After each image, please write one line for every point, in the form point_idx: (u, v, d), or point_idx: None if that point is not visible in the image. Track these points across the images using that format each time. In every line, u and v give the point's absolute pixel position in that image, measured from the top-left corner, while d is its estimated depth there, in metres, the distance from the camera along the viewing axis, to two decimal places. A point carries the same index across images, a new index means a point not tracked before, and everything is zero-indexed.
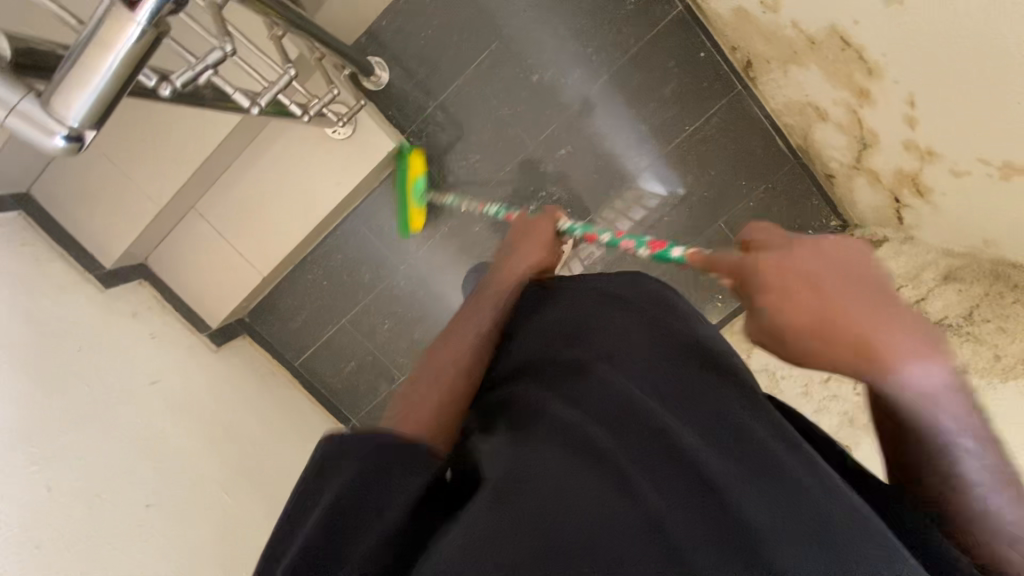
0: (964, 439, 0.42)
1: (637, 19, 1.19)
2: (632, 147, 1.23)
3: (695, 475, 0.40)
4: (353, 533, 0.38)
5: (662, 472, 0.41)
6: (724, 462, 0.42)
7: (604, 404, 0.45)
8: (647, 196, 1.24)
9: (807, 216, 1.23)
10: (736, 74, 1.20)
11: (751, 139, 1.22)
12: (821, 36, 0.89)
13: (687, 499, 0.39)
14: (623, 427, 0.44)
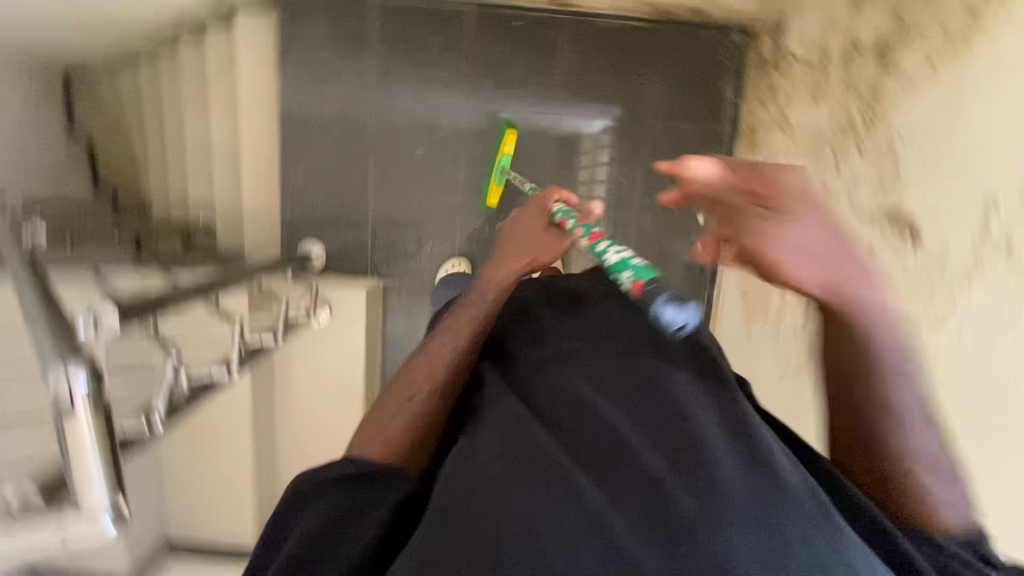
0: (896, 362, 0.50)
1: (447, 45, 1.23)
2: (544, 113, 1.25)
3: (642, 473, 0.45)
4: (322, 547, 0.49)
5: (613, 476, 0.45)
6: (664, 459, 0.46)
7: (561, 409, 0.52)
8: (595, 132, 1.25)
9: (712, 55, 1.20)
10: (554, 11, 1.21)
11: (614, 43, 1.21)
12: None
13: (634, 501, 0.44)
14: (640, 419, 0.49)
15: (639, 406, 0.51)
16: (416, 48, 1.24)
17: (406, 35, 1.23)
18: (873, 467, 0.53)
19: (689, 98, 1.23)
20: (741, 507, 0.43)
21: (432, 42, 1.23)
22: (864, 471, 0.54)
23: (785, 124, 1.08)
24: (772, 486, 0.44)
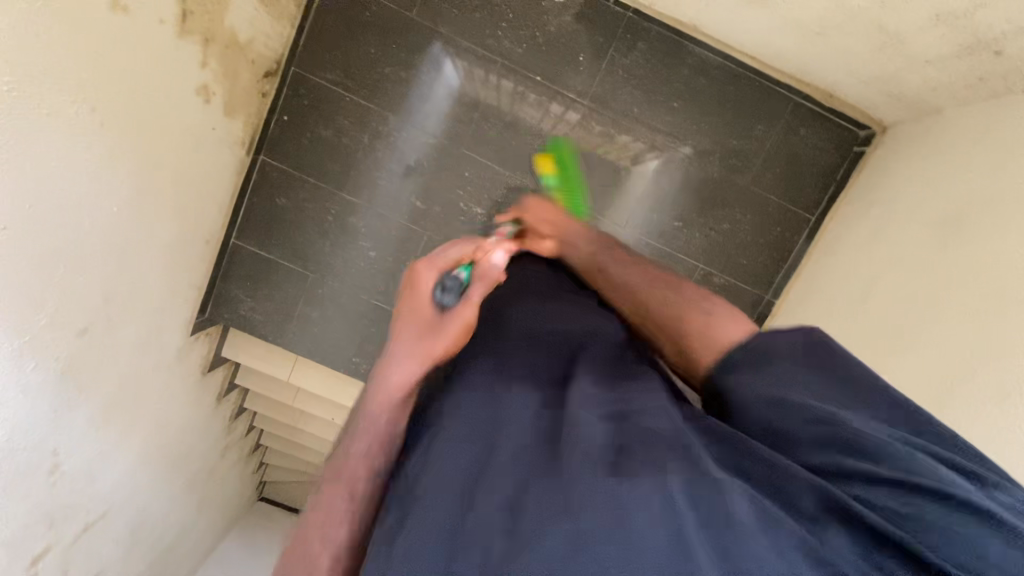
0: (682, 300, 0.64)
1: (287, 188, 1.25)
2: (407, 129, 1.23)
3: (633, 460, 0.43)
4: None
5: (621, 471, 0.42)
6: (621, 433, 0.46)
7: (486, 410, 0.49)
8: (458, 70, 1.20)
9: None
10: (286, 76, 1.19)
11: (331, 28, 1.17)
12: (208, 18, 0.89)
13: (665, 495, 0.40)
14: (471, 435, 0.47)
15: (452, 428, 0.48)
16: (280, 225, 1.27)
17: (264, 227, 1.28)
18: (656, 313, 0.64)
19: None
20: (590, 510, 0.38)
21: (280, 201, 1.26)
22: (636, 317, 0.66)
23: None
24: (615, 478, 0.41)
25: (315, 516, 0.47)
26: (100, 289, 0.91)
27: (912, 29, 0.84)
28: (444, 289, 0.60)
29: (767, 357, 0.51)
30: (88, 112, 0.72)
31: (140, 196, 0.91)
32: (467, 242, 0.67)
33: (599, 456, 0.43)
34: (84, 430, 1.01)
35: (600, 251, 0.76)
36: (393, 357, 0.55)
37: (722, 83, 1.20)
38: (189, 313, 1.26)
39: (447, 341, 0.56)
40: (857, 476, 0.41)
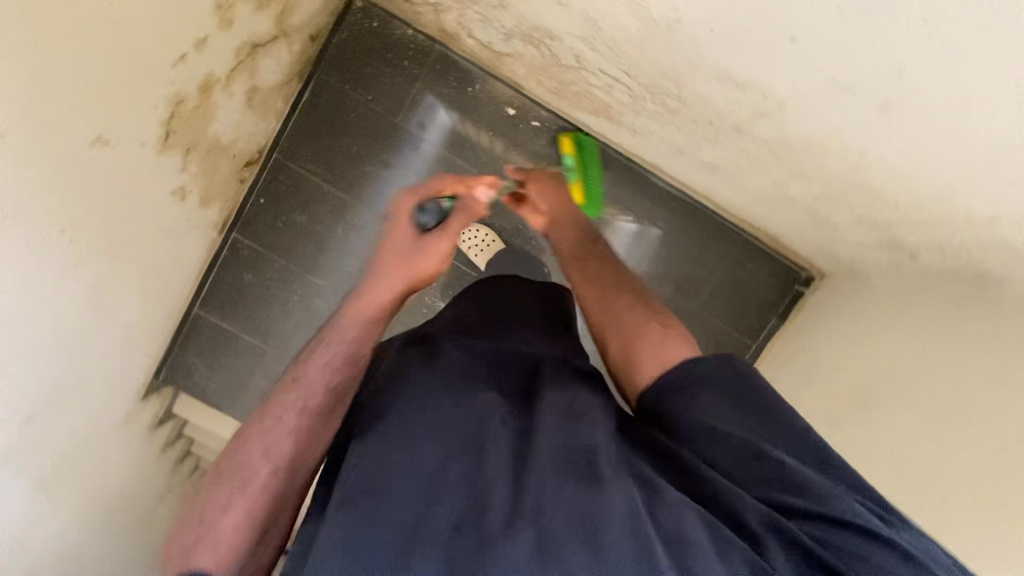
0: (640, 314, 0.76)
1: (258, 266, 1.28)
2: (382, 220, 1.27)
3: (590, 475, 0.58)
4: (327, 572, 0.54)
5: (582, 490, 0.56)
6: (580, 452, 0.60)
7: (483, 422, 0.62)
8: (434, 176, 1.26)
9: (386, 47, 1.19)
10: (267, 163, 1.22)
11: (316, 123, 1.22)
12: (193, 132, 0.92)
13: (622, 514, 0.54)
14: (449, 443, 0.59)
15: (458, 440, 0.60)
16: (246, 299, 1.30)
17: (230, 300, 1.29)
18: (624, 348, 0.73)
19: (392, 66, 1.20)
20: (563, 517, 0.54)
21: (250, 277, 1.28)
22: (598, 313, 0.79)
23: (437, 5, 0.96)
24: (588, 490, 0.56)
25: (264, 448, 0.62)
26: (50, 380, 0.92)
27: (841, 223, 0.93)
28: (423, 212, 0.80)
29: (715, 394, 0.63)
30: (48, 234, 0.73)
31: (100, 291, 0.92)
32: (454, 177, 0.85)
33: (574, 473, 0.58)
34: (37, 519, 1.00)
35: (584, 240, 0.93)
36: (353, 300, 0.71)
37: (680, 214, 1.28)
38: (142, 380, 1.26)
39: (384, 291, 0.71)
40: (801, 512, 0.55)
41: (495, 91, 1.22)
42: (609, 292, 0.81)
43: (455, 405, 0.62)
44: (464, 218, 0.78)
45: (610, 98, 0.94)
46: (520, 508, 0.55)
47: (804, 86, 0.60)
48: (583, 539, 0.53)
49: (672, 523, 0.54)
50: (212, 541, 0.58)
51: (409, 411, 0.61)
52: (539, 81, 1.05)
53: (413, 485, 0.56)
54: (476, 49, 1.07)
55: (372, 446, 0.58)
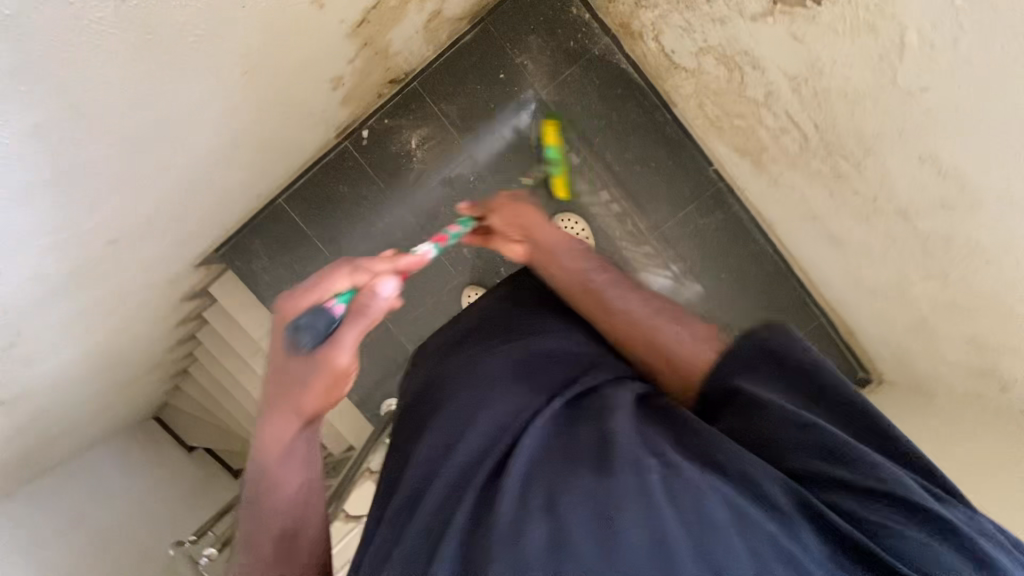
0: (661, 328, 0.68)
1: (356, 181, 1.27)
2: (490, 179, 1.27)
3: (602, 467, 0.47)
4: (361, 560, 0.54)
5: (589, 484, 0.46)
6: (593, 445, 0.51)
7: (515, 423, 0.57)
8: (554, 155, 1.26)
9: (558, 22, 1.21)
10: (406, 87, 1.23)
11: (465, 68, 1.23)
12: (376, 32, 0.92)
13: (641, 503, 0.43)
14: (483, 435, 0.56)
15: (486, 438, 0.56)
16: (332, 208, 1.29)
17: (316, 203, 1.29)
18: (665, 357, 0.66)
19: (557, 42, 1.22)
20: (571, 515, 0.43)
21: (345, 188, 1.28)
22: (639, 345, 0.69)
23: None
24: (596, 479, 0.46)
25: (262, 480, 0.56)
26: (148, 213, 0.89)
27: (943, 335, 0.94)
28: (298, 328, 0.54)
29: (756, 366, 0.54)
30: (226, 68, 0.72)
31: (228, 142, 0.90)
32: (350, 263, 0.59)
33: (586, 463, 0.49)
34: (62, 341, 0.95)
35: (572, 252, 0.77)
36: (272, 403, 0.55)
37: (770, 278, 1.28)
38: (206, 247, 1.23)
39: (314, 386, 0.53)
40: (834, 480, 0.45)
41: (643, 100, 1.23)
42: (615, 308, 0.71)
43: (483, 395, 0.61)
44: (363, 328, 0.54)
45: (773, 143, 0.95)
46: (533, 493, 0.47)
47: (1015, 191, 0.62)
48: (595, 534, 0.41)
49: (703, 514, 0.42)
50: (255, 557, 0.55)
51: (469, 393, 0.62)
52: (701, 105, 1.06)
53: (446, 469, 0.54)
54: (650, 54, 1.09)
55: (424, 444, 0.58)
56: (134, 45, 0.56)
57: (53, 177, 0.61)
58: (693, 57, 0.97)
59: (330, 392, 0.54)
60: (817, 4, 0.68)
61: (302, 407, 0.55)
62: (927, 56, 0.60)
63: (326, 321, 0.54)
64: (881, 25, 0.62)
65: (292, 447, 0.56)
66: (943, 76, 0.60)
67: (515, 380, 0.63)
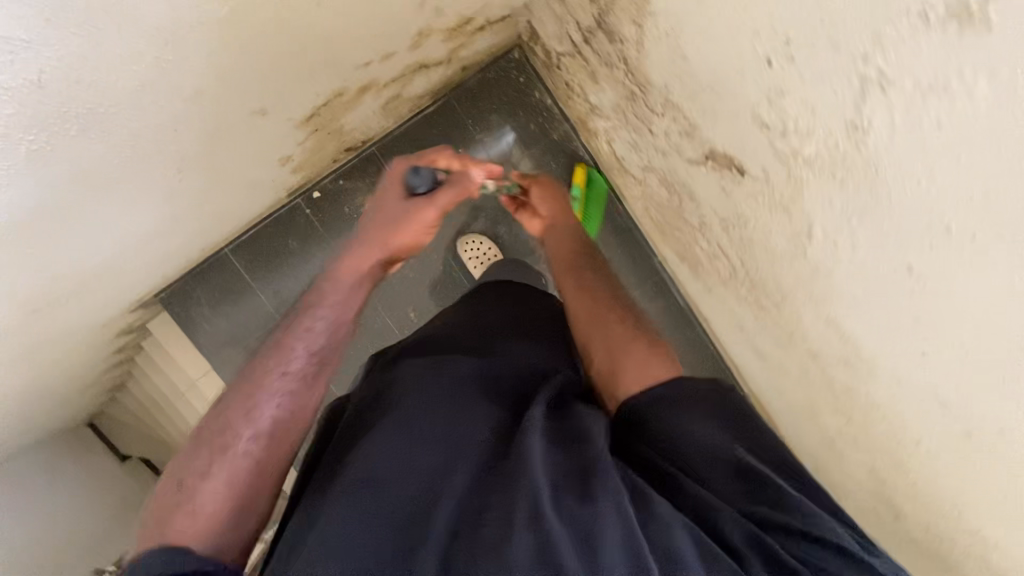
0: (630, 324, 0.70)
1: (307, 239, 1.27)
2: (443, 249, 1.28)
3: (581, 490, 0.51)
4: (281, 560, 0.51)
5: (571, 508, 0.49)
6: (565, 466, 0.54)
7: (480, 431, 0.58)
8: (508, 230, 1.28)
9: (521, 103, 1.23)
10: (364, 152, 1.23)
11: (426, 138, 1.23)
12: (326, 120, 0.91)
13: (617, 534, 0.47)
14: (450, 443, 0.56)
15: (456, 439, 0.56)
16: (280, 262, 1.28)
17: (265, 257, 1.28)
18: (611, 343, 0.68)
19: (518, 122, 1.23)
20: (559, 527, 0.47)
21: (296, 246, 1.27)
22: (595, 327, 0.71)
23: (597, 107, 0.99)
24: (580, 500, 0.50)
25: (290, 344, 0.61)
26: (81, 282, 0.89)
27: (849, 458, 0.99)
28: (416, 175, 0.70)
29: (697, 421, 0.56)
30: (162, 169, 0.71)
31: (166, 220, 0.89)
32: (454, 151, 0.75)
33: (565, 484, 0.52)
34: None
35: (575, 243, 0.84)
36: (370, 234, 0.68)
37: (706, 366, 1.31)
38: (143, 294, 1.20)
39: (409, 231, 0.68)
40: (782, 528, 0.49)
41: (596, 187, 1.26)
42: (588, 290, 0.75)
43: (452, 401, 0.61)
44: (455, 197, 0.69)
45: (708, 261, 0.99)
46: (516, 497, 0.49)
47: (904, 377, 0.66)
48: (581, 554, 0.45)
49: (669, 547, 0.46)
50: (244, 426, 0.56)
51: (424, 404, 0.60)
52: (647, 208, 1.10)
53: (414, 475, 0.53)
54: (604, 152, 1.11)
55: (374, 445, 0.55)
56: (43, 173, 0.54)
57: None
58: (641, 170, 0.99)
59: (414, 242, 0.69)
60: (742, 173, 0.70)
61: (387, 242, 0.67)
62: (832, 250, 0.63)
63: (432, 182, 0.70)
64: (794, 211, 0.65)
65: (360, 284, 0.66)
66: (845, 269, 0.63)
67: (476, 394, 0.63)
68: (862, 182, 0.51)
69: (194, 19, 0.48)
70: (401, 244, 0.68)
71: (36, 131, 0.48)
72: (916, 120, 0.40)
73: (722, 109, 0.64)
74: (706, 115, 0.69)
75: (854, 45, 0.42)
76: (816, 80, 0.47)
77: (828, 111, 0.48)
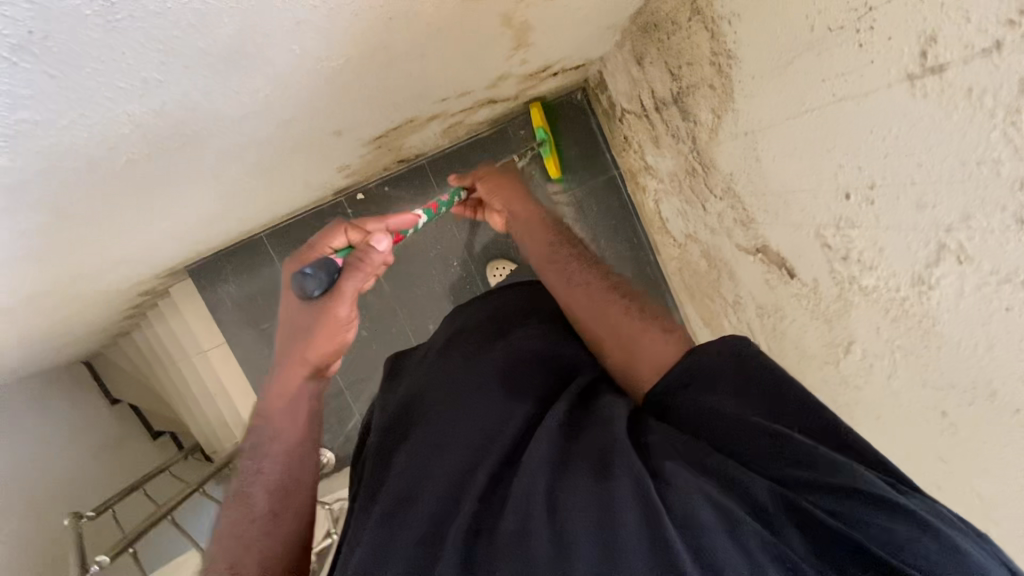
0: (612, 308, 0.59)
1: None
2: (471, 269, 1.30)
3: (598, 471, 0.43)
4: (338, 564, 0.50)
5: (588, 492, 0.41)
6: (585, 449, 0.46)
7: (499, 420, 0.52)
8: None
9: (575, 143, 1.24)
10: (414, 164, 1.24)
11: (476, 161, 1.24)
12: (391, 139, 0.92)
13: (640, 519, 0.39)
14: (469, 441, 0.50)
15: (472, 434, 0.51)
16: None
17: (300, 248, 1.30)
18: (614, 335, 0.57)
19: (570, 160, 1.25)
20: (576, 515, 0.40)
21: None
22: (592, 327, 0.59)
23: (652, 168, 1.01)
24: (595, 483, 0.42)
25: (260, 453, 0.57)
26: (128, 255, 0.91)
27: None
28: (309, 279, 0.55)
29: (705, 383, 0.46)
30: (234, 175, 0.72)
31: (222, 211, 0.90)
32: (346, 224, 0.65)
33: (578, 467, 0.44)
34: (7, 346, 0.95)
35: (546, 226, 0.73)
36: (288, 355, 0.61)
37: None
38: (177, 264, 1.22)
39: (323, 340, 0.60)
40: (807, 482, 0.39)
41: (632, 237, 1.27)
42: (569, 277, 0.63)
43: (474, 389, 0.55)
44: (360, 280, 0.59)
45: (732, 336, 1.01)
46: (528, 491, 0.43)
47: None
48: (599, 545, 0.38)
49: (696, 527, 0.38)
50: (246, 515, 0.54)
51: (445, 398, 0.55)
52: (681, 268, 1.11)
53: (437, 476, 0.48)
54: (649, 208, 1.13)
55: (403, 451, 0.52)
56: (131, 171, 0.54)
57: (12, 258, 0.59)
58: (683, 235, 1.01)
59: (336, 342, 0.60)
60: (790, 275, 0.71)
61: (299, 355, 0.60)
62: (865, 370, 0.65)
63: (328, 274, 0.57)
64: (835, 325, 0.66)
65: (297, 404, 0.60)
66: (874, 392, 0.65)
67: (498, 378, 0.56)
68: (914, 328, 0.53)
69: (316, 66, 0.50)
70: (324, 353, 0.60)
71: (139, 144, 0.49)
72: (987, 298, 0.42)
73: (785, 216, 0.66)
74: (765, 214, 0.70)
75: (939, 216, 0.43)
76: (892, 229, 0.49)
77: (897, 258, 0.50)
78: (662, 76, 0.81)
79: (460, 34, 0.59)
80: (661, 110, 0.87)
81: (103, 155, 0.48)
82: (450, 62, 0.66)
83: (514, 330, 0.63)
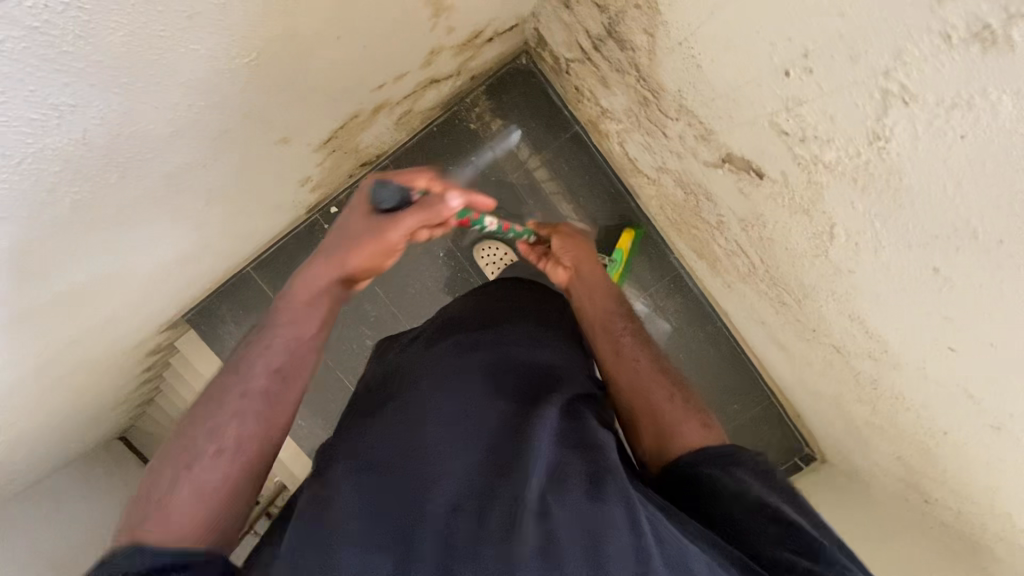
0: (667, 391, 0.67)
1: None
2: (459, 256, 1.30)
3: (588, 486, 0.49)
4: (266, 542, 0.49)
5: (575, 503, 0.47)
6: (577, 464, 0.52)
7: (493, 418, 0.56)
8: None
9: (531, 106, 1.23)
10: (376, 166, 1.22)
11: (438, 148, 1.23)
12: (342, 140, 0.92)
13: (621, 530, 0.46)
14: (458, 426, 0.53)
15: (465, 424, 0.54)
16: None
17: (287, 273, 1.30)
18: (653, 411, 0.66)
19: (530, 126, 1.23)
20: (565, 523, 0.46)
21: None
22: (639, 404, 0.67)
23: (608, 111, 1.00)
24: (589, 497, 0.48)
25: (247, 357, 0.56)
26: (117, 309, 0.92)
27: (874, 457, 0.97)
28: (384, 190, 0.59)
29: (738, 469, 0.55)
30: (192, 205, 0.72)
31: (196, 248, 0.91)
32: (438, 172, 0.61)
33: (571, 480, 0.50)
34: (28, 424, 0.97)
35: (607, 295, 0.79)
36: (330, 251, 0.60)
37: (726, 362, 1.27)
38: (173, 314, 1.23)
39: (368, 252, 0.58)
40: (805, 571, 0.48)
41: (609, 188, 1.24)
42: (627, 355, 0.71)
43: (470, 383, 0.58)
44: (419, 219, 0.57)
45: (725, 259, 0.99)
46: (523, 487, 0.48)
47: (933, 374, 0.65)
48: (584, 550, 0.44)
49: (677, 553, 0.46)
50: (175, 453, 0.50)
51: (430, 383, 0.58)
52: (661, 205, 1.10)
53: (420, 454, 0.50)
54: (616, 152, 1.12)
55: (381, 431, 0.53)
56: (83, 215, 0.55)
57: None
58: (653, 170, 1.00)
59: (379, 260, 0.59)
60: (760, 176, 0.70)
61: (348, 259, 0.59)
62: (852, 251, 0.63)
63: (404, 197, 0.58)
64: (814, 213, 0.65)
65: (314, 309, 0.59)
66: (867, 270, 0.63)
67: (486, 372, 0.60)
68: (884, 189, 0.51)
69: (228, 66, 0.49)
70: (364, 264, 0.59)
71: (77, 182, 0.49)
72: (942, 131, 0.41)
73: (739, 117, 0.65)
74: (721, 121, 0.69)
75: (874, 61, 0.42)
76: (835, 92, 0.48)
77: (849, 121, 0.49)
78: (590, 11, 0.80)
79: (369, 10, 0.58)
80: (599, 48, 0.86)
81: (46, 199, 0.48)
82: (369, 42, 0.65)
83: (505, 330, 0.67)
